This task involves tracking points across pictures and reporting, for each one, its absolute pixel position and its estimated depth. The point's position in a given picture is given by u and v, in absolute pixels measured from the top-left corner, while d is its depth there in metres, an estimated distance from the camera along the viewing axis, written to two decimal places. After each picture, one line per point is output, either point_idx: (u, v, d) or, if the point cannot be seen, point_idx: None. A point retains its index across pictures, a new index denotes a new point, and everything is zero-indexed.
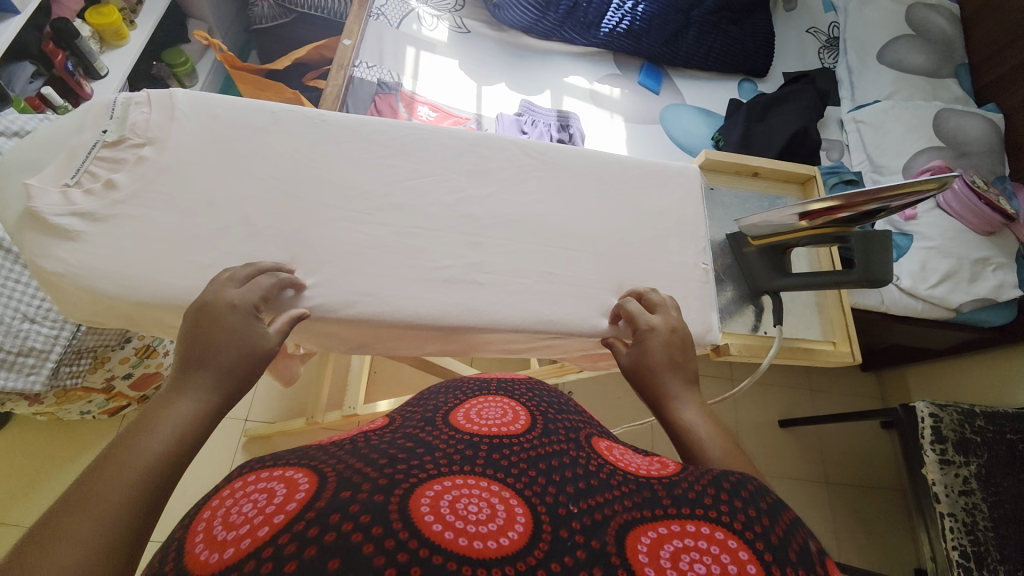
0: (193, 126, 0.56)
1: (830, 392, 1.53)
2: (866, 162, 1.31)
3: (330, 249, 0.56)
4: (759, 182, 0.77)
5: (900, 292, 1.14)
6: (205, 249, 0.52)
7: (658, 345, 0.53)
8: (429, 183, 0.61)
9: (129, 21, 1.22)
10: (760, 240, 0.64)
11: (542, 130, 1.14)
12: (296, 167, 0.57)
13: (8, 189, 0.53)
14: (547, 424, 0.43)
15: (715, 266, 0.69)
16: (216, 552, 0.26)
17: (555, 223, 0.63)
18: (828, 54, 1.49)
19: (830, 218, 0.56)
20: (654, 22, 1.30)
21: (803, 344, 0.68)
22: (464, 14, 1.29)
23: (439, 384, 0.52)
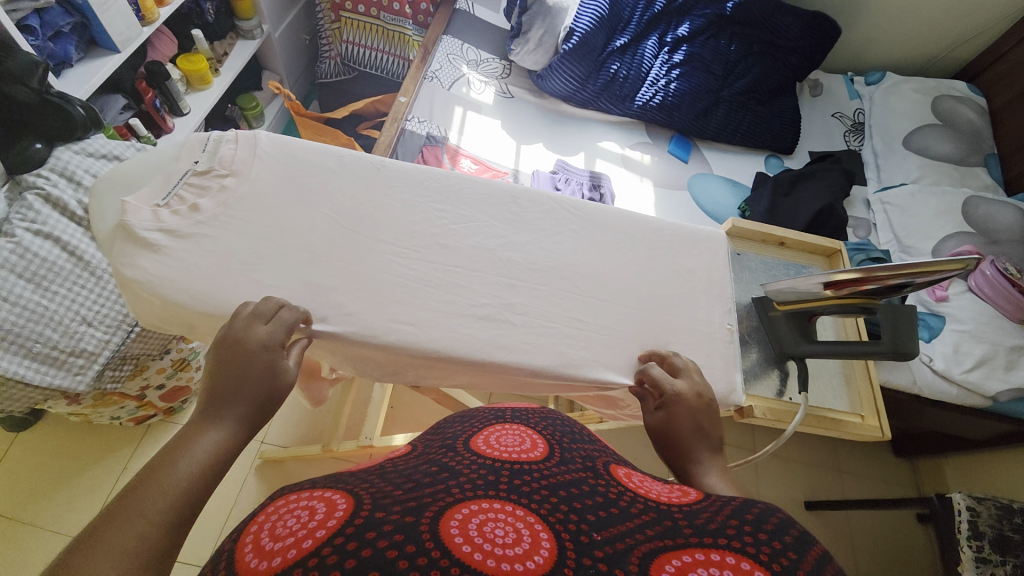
0: (272, 162, 0.63)
1: (859, 476, 1.45)
2: (893, 242, 1.33)
3: (378, 279, 0.60)
4: (786, 251, 0.80)
5: (933, 374, 1.11)
6: (268, 269, 0.57)
7: (684, 412, 0.54)
8: (473, 227, 0.66)
9: (214, 69, 1.37)
10: (787, 304, 0.66)
11: (575, 188, 1.21)
12: (359, 204, 0.64)
13: (105, 204, 0.60)
14: (563, 452, 0.44)
15: (741, 328, 0.70)
16: (264, 561, 0.28)
17: (586, 274, 0.67)
18: (853, 137, 1.55)
19: (855, 289, 0.57)
20: (686, 98, 1.39)
21: (830, 414, 0.68)
22: (509, 81, 1.41)
23: (455, 414, 0.53)
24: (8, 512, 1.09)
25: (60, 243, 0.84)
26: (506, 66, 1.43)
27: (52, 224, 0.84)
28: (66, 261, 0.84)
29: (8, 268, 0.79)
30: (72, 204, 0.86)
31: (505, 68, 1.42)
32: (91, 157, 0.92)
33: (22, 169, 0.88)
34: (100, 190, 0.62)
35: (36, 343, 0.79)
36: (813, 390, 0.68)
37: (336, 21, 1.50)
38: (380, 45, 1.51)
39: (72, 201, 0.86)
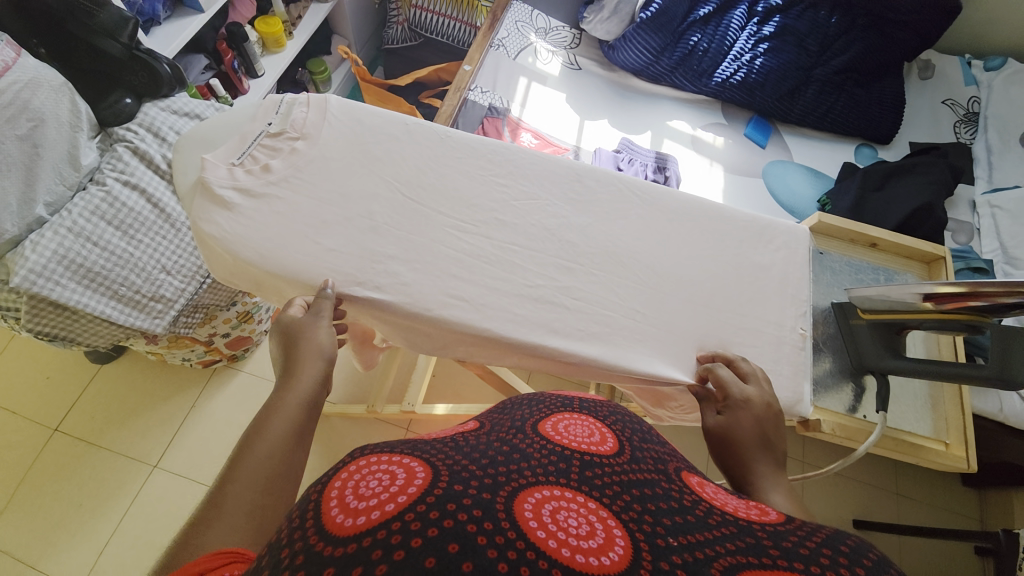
0: (340, 126, 0.64)
1: (920, 501, 1.34)
2: (998, 251, 1.17)
3: (435, 252, 0.60)
4: (876, 253, 0.72)
5: (1022, 401, 1.00)
6: (331, 234, 0.59)
7: (749, 421, 0.51)
8: (533, 205, 0.64)
9: (288, 32, 1.40)
10: (874, 313, 0.59)
11: (639, 169, 1.15)
12: (421, 175, 0.63)
13: (187, 159, 0.63)
14: (634, 450, 0.43)
15: (814, 334, 0.64)
16: (350, 517, 0.28)
17: (649, 262, 0.63)
18: (964, 129, 1.35)
19: (962, 304, 0.51)
20: (771, 76, 1.27)
21: (908, 438, 0.61)
22: (578, 52, 1.34)
23: (525, 395, 0.54)
24: (99, 433, 1.24)
25: (145, 194, 0.90)
26: (577, 35, 1.36)
27: (140, 176, 0.90)
28: (149, 213, 0.90)
29: (100, 215, 0.86)
30: (158, 159, 0.92)
31: (574, 38, 1.36)
32: (174, 115, 0.98)
33: (114, 122, 0.95)
34: (183, 147, 0.64)
35: (123, 287, 0.87)
36: (892, 410, 0.61)
37: None
38: (448, 11, 1.49)
39: (157, 155, 0.92)
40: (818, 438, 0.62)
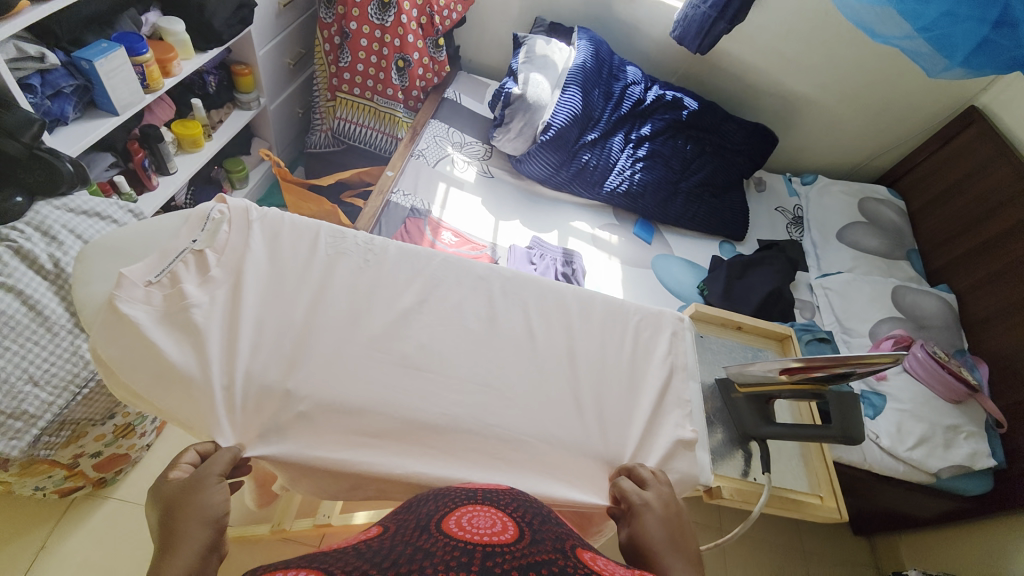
0: (261, 237, 0.71)
1: (823, 557, 1.45)
2: (835, 323, 1.47)
3: (356, 363, 0.65)
4: (743, 334, 0.86)
5: (881, 452, 1.20)
6: (244, 337, 0.63)
7: (655, 523, 0.57)
8: (445, 313, 0.72)
9: (207, 135, 1.43)
10: (747, 386, 0.70)
11: (549, 263, 1.28)
12: (342, 299, 0.69)
13: (99, 270, 0.66)
14: (533, 534, 0.46)
15: (707, 408, 0.73)
16: None
17: (556, 347, 0.73)
18: (795, 229, 1.74)
19: (806, 375, 0.62)
20: (648, 187, 1.54)
21: (792, 495, 0.70)
22: (491, 162, 1.53)
23: (427, 493, 0.55)
24: None
25: (22, 297, 0.82)
26: (488, 149, 1.56)
27: (18, 276, 0.82)
28: (23, 315, 0.81)
29: None
30: (44, 259, 0.85)
31: (486, 151, 1.55)
32: (69, 213, 0.92)
33: None
34: (91, 253, 0.68)
35: None
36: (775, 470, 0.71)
37: (332, 100, 1.62)
38: (371, 123, 1.62)
39: (43, 255, 0.85)
40: (721, 503, 0.69)
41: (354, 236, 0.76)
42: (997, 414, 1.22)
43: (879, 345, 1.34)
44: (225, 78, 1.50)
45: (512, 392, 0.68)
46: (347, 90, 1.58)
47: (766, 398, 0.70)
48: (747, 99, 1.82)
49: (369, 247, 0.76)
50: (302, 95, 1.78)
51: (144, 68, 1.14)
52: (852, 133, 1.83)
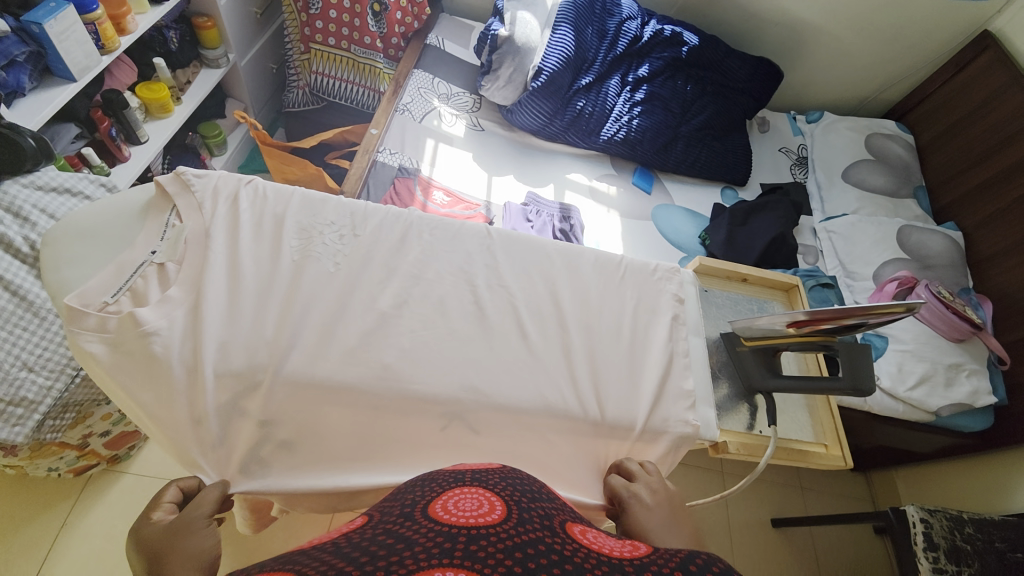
0: (226, 215, 0.64)
1: (820, 491, 1.51)
2: (838, 267, 1.45)
3: (336, 344, 0.60)
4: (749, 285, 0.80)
5: (882, 393, 1.21)
6: (214, 328, 0.58)
7: (643, 514, 0.56)
8: (434, 283, 0.67)
9: (176, 98, 1.34)
10: (753, 340, 0.68)
11: (546, 219, 1.24)
12: (306, 317, 0.61)
13: (55, 281, 0.60)
14: (521, 512, 0.47)
15: (711, 362, 0.71)
16: None
17: (568, 322, 0.68)
18: (799, 171, 1.68)
19: (815, 327, 0.60)
20: (647, 133, 1.47)
21: (797, 445, 0.69)
22: (480, 114, 1.44)
23: (415, 479, 0.56)
24: None
25: (3, 283, 0.79)
26: (477, 100, 1.46)
27: None
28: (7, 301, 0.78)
29: None
30: (19, 241, 0.81)
31: (475, 102, 1.46)
32: (39, 191, 0.87)
33: None
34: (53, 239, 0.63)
35: None
36: (782, 423, 0.70)
37: (307, 52, 1.51)
38: (349, 77, 1.52)
39: (18, 238, 0.81)
40: (727, 458, 0.67)
41: (322, 235, 0.66)
42: (999, 351, 1.23)
43: (882, 287, 1.32)
44: (187, 32, 1.37)
45: (517, 364, 0.63)
46: (320, 40, 1.47)
47: (773, 351, 0.67)
48: (751, 30, 1.69)
49: (338, 249, 0.66)
50: (275, 48, 1.67)
51: (97, 27, 1.05)
52: (862, 64, 1.72)
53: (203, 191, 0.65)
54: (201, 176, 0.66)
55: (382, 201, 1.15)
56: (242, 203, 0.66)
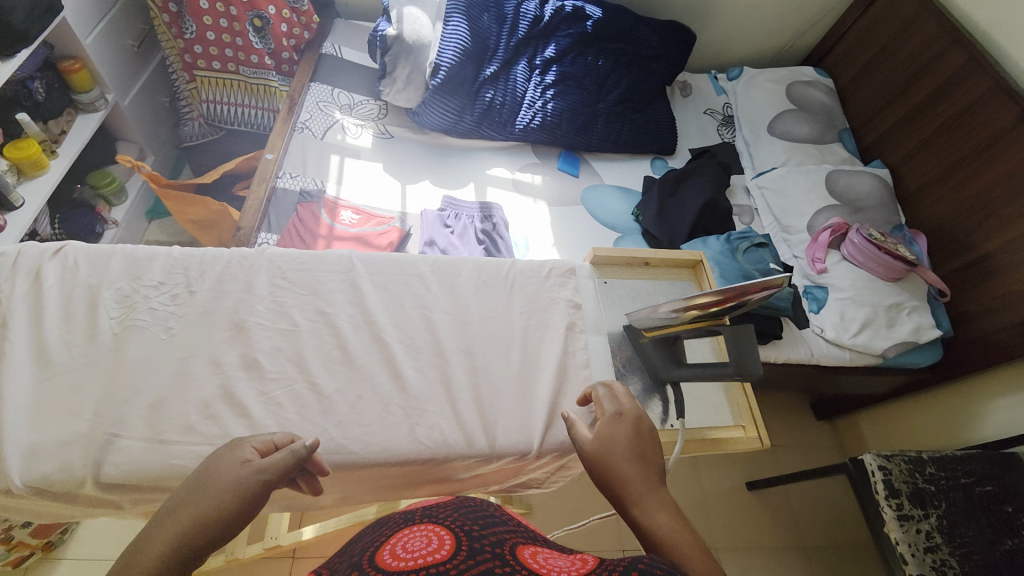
0: (27, 294, 0.54)
1: (788, 446, 1.52)
2: (774, 223, 1.44)
3: (170, 424, 0.50)
4: (652, 269, 0.73)
5: (827, 343, 1.21)
6: (16, 435, 0.49)
7: (621, 432, 0.52)
8: (309, 327, 0.55)
9: (49, 151, 1.23)
10: (653, 331, 0.61)
11: (466, 222, 1.19)
12: (133, 400, 0.50)
13: None
14: (471, 541, 0.47)
15: (614, 361, 0.63)
16: None
17: (473, 348, 0.58)
18: (726, 130, 1.67)
19: (704, 312, 0.56)
20: (564, 116, 1.42)
21: (711, 433, 0.63)
22: (387, 121, 1.36)
23: (370, 524, 0.58)
24: None
25: None
26: (383, 106, 1.39)
27: None
28: None
29: None
30: None
31: (381, 109, 1.38)
32: None
33: None
34: None
35: None
36: (690, 411, 0.64)
37: (192, 81, 1.41)
38: (244, 101, 1.42)
39: None
40: None
41: (151, 296, 0.55)
42: (939, 284, 1.22)
43: (817, 237, 1.30)
44: (56, 80, 1.26)
45: (408, 401, 0.54)
46: (204, 66, 1.37)
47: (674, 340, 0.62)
48: None
49: (171, 309, 0.54)
50: (162, 82, 1.58)
51: None
52: (774, 12, 1.69)
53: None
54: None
55: (286, 230, 1.07)
56: (46, 278, 0.54)
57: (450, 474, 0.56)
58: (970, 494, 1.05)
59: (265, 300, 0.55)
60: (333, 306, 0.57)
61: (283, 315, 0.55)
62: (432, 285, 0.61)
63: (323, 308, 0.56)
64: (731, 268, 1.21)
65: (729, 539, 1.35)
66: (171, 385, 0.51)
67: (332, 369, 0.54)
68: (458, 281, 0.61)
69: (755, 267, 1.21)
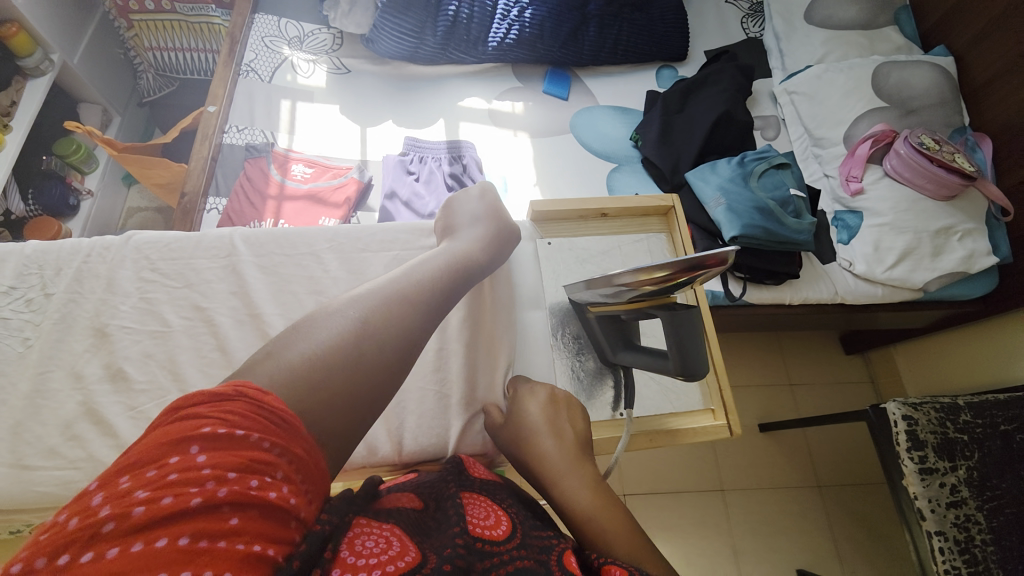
0: None
1: (812, 383, 1.39)
2: (804, 136, 1.21)
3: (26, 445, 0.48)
4: (612, 221, 0.67)
5: (855, 279, 1.05)
6: None
7: (537, 407, 0.50)
8: (186, 330, 0.53)
9: (2, 125, 1.15)
10: (598, 308, 0.53)
11: (432, 167, 1.07)
12: None
13: None
14: (525, 536, 0.38)
15: (561, 337, 0.59)
16: (349, 571, 0.28)
17: None
18: (752, 22, 1.38)
19: (637, 293, 0.46)
20: (546, 25, 1.20)
21: (670, 421, 0.55)
22: (342, 53, 1.20)
23: (430, 475, 0.46)
24: None
25: None
26: (337, 35, 1.21)
27: None
28: None
29: None
30: None
31: (335, 38, 1.21)
32: None
33: None
34: None
35: None
36: (642, 394, 0.56)
37: (129, 26, 1.27)
38: (190, 43, 1.29)
39: None
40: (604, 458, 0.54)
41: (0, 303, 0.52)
42: (1003, 201, 1.01)
43: (854, 150, 1.09)
44: None
45: None
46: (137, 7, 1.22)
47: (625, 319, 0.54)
48: None
49: (27, 317, 0.52)
50: (111, 32, 1.45)
51: None
52: None
53: None
54: None
55: (234, 192, 0.98)
56: None
57: (365, 470, 0.52)
58: (1009, 443, 0.92)
59: (138, 298, 0.54)
60: (209, 299, 0.55)
61: (152, 314, 0.53)
62: (328, 262, 0.58)
63: (199, 303, 0.54)
64: (742, 197, 0.98)
65: (743, 481, 1.27)
66: (27, 407, 0.49)
67: (209, 374, 0.52)
68: (361, 257, 0.59)
69: (772, 195, 1.01)
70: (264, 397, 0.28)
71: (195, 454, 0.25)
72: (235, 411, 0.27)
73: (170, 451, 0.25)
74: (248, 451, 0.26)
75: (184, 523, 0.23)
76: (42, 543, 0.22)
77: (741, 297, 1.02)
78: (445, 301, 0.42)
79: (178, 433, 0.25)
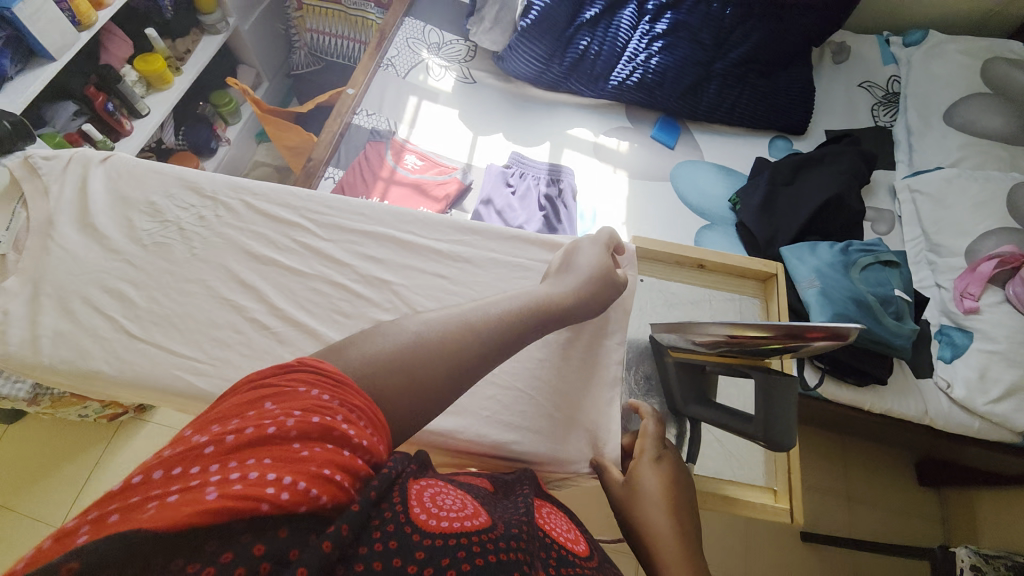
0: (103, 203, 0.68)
1: (873, 503, 1.27)
2: (921, 239, 1.12)
3: None
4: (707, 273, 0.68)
5: (949, 403, 0.95)
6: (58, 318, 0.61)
7: (653, 478, 0.50)
8: None
9: (175, 68, 1.35)
10: (680, 353, 0.56)
11: (529, 184, 1.11)
12: None
13: None
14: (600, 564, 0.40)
15: (636, 374, 0.62)
16: (430, 516, 0.34)
17: None
18: (883, 111, 1.31)
19: (732, 347, 0.47)
20: (668, 74, 1.23)
21: (726, 488, 0.57)
22: (472, 65, 1.29)
23: (512, 477, 0.51)
24: None
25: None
26: (472, 48, 1.31)
27: None
28: None
29: None
30: None
31: (469, 50, 1.30)
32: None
33: None
34: None
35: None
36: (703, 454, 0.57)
37: (298, 8, 1.45)
38: (344, 32, 1.45)
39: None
40: None
41: None
42: None
43: (975, 266, 1.01)
44: (185, 2, 1.37)
45: None
46: None
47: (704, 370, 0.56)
48: None
49: None
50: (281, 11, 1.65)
51: (69, 4, 1.03)
52: None
53: (49, 173, 0.69)
54: (49, 159, 0.70)
55: (352, 166, 1.08)
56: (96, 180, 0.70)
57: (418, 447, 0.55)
58: None
59: None
60: None
61: None
62: None
63: None
64: (839, 286, 0.94)
65: None
66: None
67: None
68: None
69: (872, 291, 0.95)
70: (326, 377, 0.36)
71: (260, 412, 0.33)
72: (291, 384, 0.35)
73: (248, 409, 0.33)
74: (296, 411, 0.33)
75: (255, 456, 0.30)
76: (166, 462, 0.31)
77: (815, 388, 0.96)
78: (511, 339, 0.48)
79: (255, 397, 0.34)
